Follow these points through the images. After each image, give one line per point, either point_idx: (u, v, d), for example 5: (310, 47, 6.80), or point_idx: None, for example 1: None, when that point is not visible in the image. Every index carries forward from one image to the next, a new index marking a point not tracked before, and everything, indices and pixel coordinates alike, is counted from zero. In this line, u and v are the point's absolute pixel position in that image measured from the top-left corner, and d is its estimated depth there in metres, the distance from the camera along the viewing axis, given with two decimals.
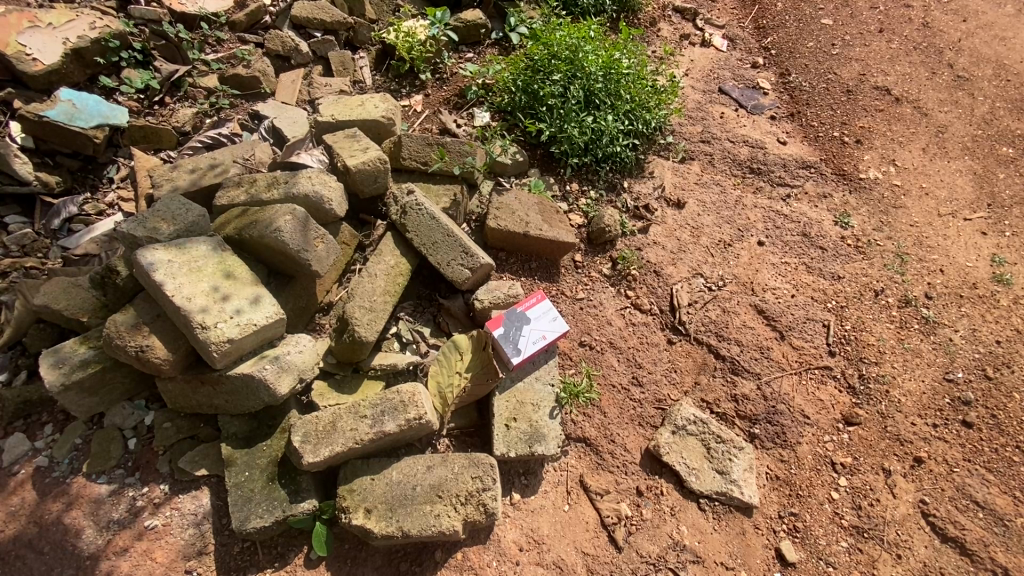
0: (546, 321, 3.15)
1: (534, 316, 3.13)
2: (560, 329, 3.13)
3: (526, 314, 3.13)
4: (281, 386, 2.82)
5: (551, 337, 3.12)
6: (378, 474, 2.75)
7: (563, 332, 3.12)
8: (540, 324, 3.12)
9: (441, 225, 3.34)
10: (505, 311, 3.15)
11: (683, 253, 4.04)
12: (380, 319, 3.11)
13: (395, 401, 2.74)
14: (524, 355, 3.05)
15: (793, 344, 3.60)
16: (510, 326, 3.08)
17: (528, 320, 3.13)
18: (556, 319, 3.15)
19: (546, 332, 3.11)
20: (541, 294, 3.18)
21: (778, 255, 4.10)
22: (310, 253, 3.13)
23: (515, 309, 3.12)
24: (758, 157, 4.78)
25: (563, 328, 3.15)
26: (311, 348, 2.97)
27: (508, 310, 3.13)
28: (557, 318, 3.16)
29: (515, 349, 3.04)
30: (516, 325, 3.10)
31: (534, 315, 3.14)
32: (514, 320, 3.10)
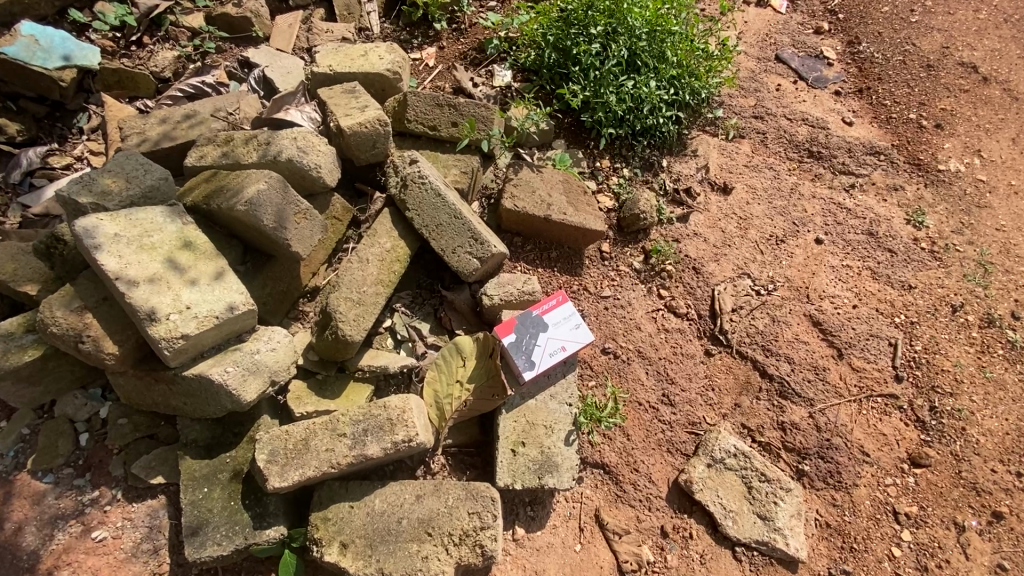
0: (566, 328, 2.59)
1: (553, 321, 2.57)
2: (584, 339, 2.58)
3: (544, 319, 2.55)
4: (251, 391, 2.35)
5: (571, 349, 2.57)
6: (358, 501, 2.32)
7: (587, 343, 2.57)
8: (560, 333, 2.55)
9: (447, 204, 2.80)
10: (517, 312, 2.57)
11: (728, 248, 3.53)
12: (369, 314, 2.61)
13: (382, 418, 2.28)
14: (540, 369, 2.50)
15: (854, 364, 3.07)
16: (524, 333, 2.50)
17: (546, 326, 2.56)
18: (579, 326, 2.59)
19: (567, 342, 2.55)
20: (563, 295, 2.61)
21: (839, 256, 3.52)
22: (289, 230, 2.64)
23: (530, 312, 2.54)
24: (820, 139, 4.17)
25: (588, 338, 2.59)
26: (285, 345, 2.49)
27: (522, 312, 2.55)
28: (580, 324, 2.60)
29: (529, 361, 2.49)
30: (532, 332, 2.53)
31: (553, 320, 2.57)
32: (529, 325, 2.53)
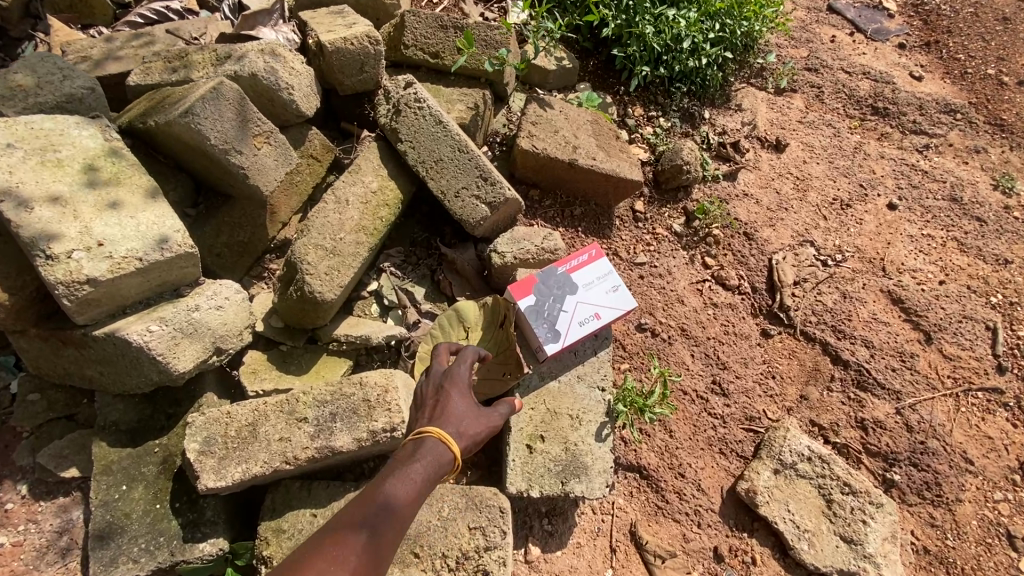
0: (601, 290, 2.00)
1: (584, 281, 1.98)
2: (624, 306, 1.98)
3: (572, 278, 1.97)
4: (183, 359, 1.78)
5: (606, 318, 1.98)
6: (323, 508, 1.75)
7: (628, 312, 1.97)
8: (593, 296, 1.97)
9: (450, 134, 2.22)
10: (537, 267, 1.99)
11: (785, 212, 2.95)
12: (346, 269, 2.02)
13: (356, 399, 1.70)
14: (567, 342, 1.93)
15: (946, 351, 2.49)
16: (546, 295, 1.93)
17: (576, 287, 1.98)
18: (618, 288, 2.00)
19: (601, 309, 1.97)
20: (598, 249, 2.01)
21: (918, 225, 2.94)
22: (244, 156, 2.02)
23: (554, 268, 1.97)
24: (885, 94, 3.57)
25: (630, 305, 1.99)
26: (234, 303, 1.93)
27: (544, 268, 1.98)
28: (620, 287, 2.01)
29: (551, 331, 1.92)
30: (557, 294, 1.95)
31: (584, 280, 1.98)
32: (554, 285, 1.96)
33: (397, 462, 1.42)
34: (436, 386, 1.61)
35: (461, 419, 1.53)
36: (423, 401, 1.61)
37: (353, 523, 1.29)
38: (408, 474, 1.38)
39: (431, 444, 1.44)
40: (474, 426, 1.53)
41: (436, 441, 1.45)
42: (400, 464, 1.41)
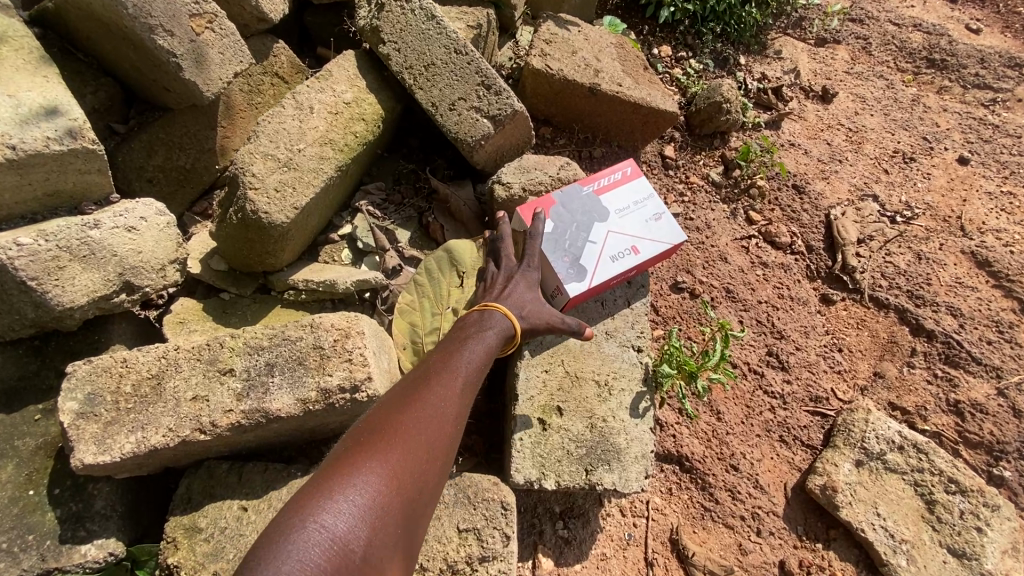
0: (639, 218, 1.55)
1: (617, 205, 1.54)
2: (670, 239, 1.53)
3: (602, 201, 1.54)
4: (70, 289, 1.30)
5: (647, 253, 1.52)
6: (256, 499, 1.26)
7: (674, 246, 1.53)
8: (629, 225, 1.52)
9: (445, 30, 1.76)
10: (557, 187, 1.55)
11: (839, 164, 2.50)
12: (306, 187, 1.55)
13: (305, 346, 1.21)
14: (594, 283, 1.47)
15: None
16: (568, 221, 1.49)
17: (606, 213, 1.54)
18: (662, 216, 1.55)
19: (640, 241, 1.52)
20: (636, 166, 1.58)
21: (995, 181, 2.50)
22: (178, 40, 1.55)
23: (578, 187, 1.53)
24: (942, 44, 3.13)
25: (677, 238, 1.55)
26: (154, 224, 1.44)
27: (566, 188, 1.53)
28: (664, 215, 1.57)
29: (574, 267, 1.46)
30: (582, 220, 1.51)
31: (618, 204, 1.54)
32: (578, 209, 1.51)
33: (468, 331, 1.21)
34: (506, 271, 1.38)
35: (528, 302, 1.32)
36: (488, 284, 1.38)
37: (438, 380, 1.08)
38: (486, 343, 1.18)
39: (502, 320, 1.24)
40: (540, 312, 1.32)
41: (507, 318, 1.25)
42: (471, 335, 1.20)
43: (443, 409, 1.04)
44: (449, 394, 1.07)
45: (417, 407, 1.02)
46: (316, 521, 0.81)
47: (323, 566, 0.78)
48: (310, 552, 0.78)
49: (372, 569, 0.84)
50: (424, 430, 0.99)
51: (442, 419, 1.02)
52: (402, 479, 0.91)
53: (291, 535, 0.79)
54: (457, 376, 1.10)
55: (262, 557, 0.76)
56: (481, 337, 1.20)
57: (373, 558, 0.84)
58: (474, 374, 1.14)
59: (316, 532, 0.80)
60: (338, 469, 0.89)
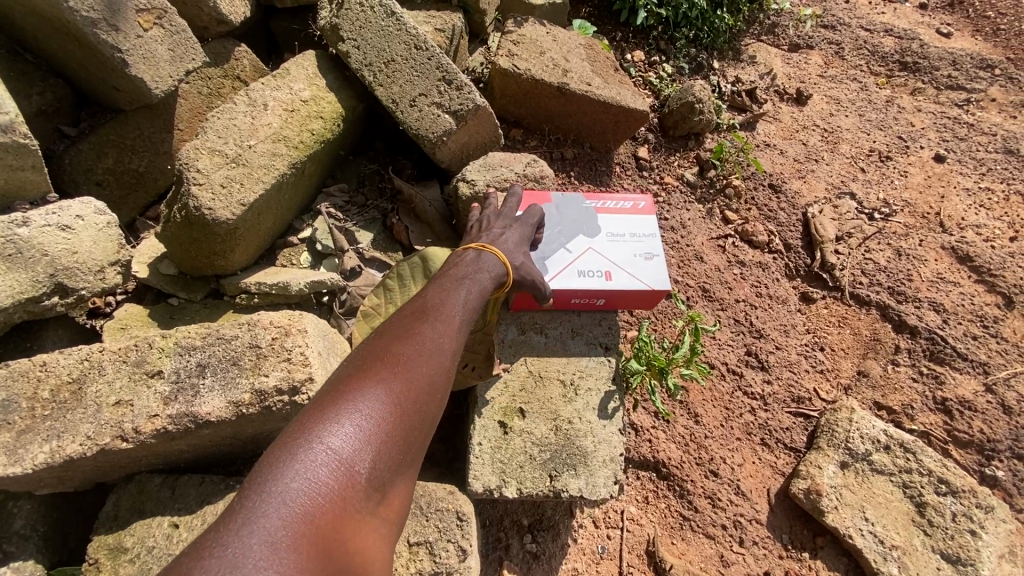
0: (629, 251, 1.45)
1: (610, 228, 1.45)
2: (653, 282, 1.40)
3: (596, 218, 1.45)
4: None
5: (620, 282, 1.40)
6: (188, 515, 1.15)
7: (653, 287, 1.39)
8: (613, 250, 1.42)
9: (403, 25, 1.72)
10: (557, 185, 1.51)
11: (815, 163, 2.47)
12: (255, 183, 1.48)
13: (239, 347, 1.13)
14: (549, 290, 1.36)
15: None
16: (553, 221, 1.43)
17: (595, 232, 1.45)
18: (654, 259, 1.43)
19: (616, 270, 1.39)
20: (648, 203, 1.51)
21: (972, 177, 2.48)
22: (123, 35, 1.50)
23: (579, 198, 1.47)
24: (914, 48, 3.14)
25: (661, 285, 1.41)
26: (91, 224, 1.37)
27: (564, 195, 1.48)
28: (658, 259, 1.45)
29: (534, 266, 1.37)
30: (568, 229, 1.43)
31: (612, 228, 1.45)
32: (569, 219, 1.44)
33: (471, 262, 1.15)
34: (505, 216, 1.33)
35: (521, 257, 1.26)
36: (483, 225, 1.30)
37: (441, 309, 1.01)
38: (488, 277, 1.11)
39: (495, 264, 1.16)
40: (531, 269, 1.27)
41: (500, 262, 1.17)
42: (469, 272, 1.12)
43: (447, 338, 0.98)
44: (454, 324, 1.01)
45: (421, 335, 0.95)
46: (322, 442, 0.75)
47: (330, 487, 0.73)
48: (316, 473, 0.72)
49: (378, 493, 0.79)
50: (428, 356, 0.92)
51: (447, 349, 0.96)
52: (410, 402, 0.85)
53: (295, 455, 0.73)
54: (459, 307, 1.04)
55: (267, 476, 0.71)
56: (479, 275, 1.12)
57: (382, 480, 0.79)
58: (477, 308, 1.08)
59: (322, 452, 0.74)
60: (339, 392, 0.83)
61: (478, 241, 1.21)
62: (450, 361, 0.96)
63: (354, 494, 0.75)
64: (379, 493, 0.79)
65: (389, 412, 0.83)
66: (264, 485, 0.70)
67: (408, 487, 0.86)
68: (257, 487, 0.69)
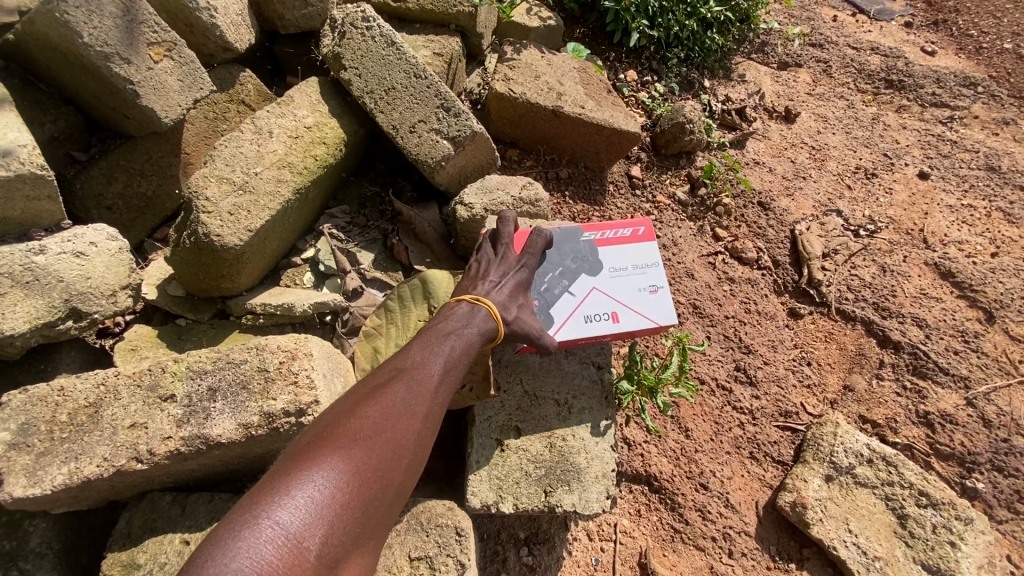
0: (632, 284, 1.52)
1: (613, 265, 1.52)
2: (658, 316, 1.49)
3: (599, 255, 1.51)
4: (9, 317, 1.28)
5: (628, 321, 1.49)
6: (199, 532, 1.21)
7: (661, 324, 1.48)
8: (618, 286, 1.49)
9: (403, 55, 1.79)
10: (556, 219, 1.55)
11: (803, 181, 2.54)
12: (261, 209, 1.54)
13: (249, 371, 1.18)
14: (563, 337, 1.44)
15: (1013, 331, 2.05)
16: (560, 264, 1.48)
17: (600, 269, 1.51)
18: (657, 291, 1.52)
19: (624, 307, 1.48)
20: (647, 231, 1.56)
21: (955, 194, 2.56)
22: (135, 67, 1.57)
23: (581, 235, 1.52)
24: (899, 66, 3.23)
25: (665, 317, 1.50)
26: (104, 251, 1.42)
27: (568, 233, 1.52)
28: (663, 291, 1.53)
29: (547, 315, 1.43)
30: (575, 269, 1.49)
31: (615, 263, 1.52)
32: (574, 259, 1.50)
33: (446, 326, 1.21)
34: (505, 260, 1.38)
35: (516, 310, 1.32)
36: (482, 268, 1.36)
37: (407, 378, 1.07)
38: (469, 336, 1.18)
39: (481, 324, 1.23)
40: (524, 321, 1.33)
41: (490, 320, 1.25)
42: (444, 336, 1.18)
43: (415, 401, 1.04)
44: (418, 392, 1.06)
45: (383, 405, 1.00)
46: (271, 517, 0.79)
47: (275, 564, 0.76)
48: (262, 550, 0.76)
49: (327, 567, 0.82)
50: (388, 427, 0.97)
51: (409, 418, 1.01)
52: (363, 476, 0.90)
53: (244, 531, 0.77)
54: (426, 374, 1.10)
55: (214, 552, 0.75)
56: (453, 339, 1.18)
57: (331, 555, 0.82)
58: (447, 374, 1.14)
59: (270, 528, 0.78)
60: (295, 466, 0.88)
61: (472, 296, 1.27)
62: (411, 430, 1.00)
63: (299, 571, 0.78)
64: (327, 567, 0.82)
65: (342, 486, 0.87)
66: (210, 562, 0.73)
67: (361, 561, 0.89)
68: (202, 564, 0.73)
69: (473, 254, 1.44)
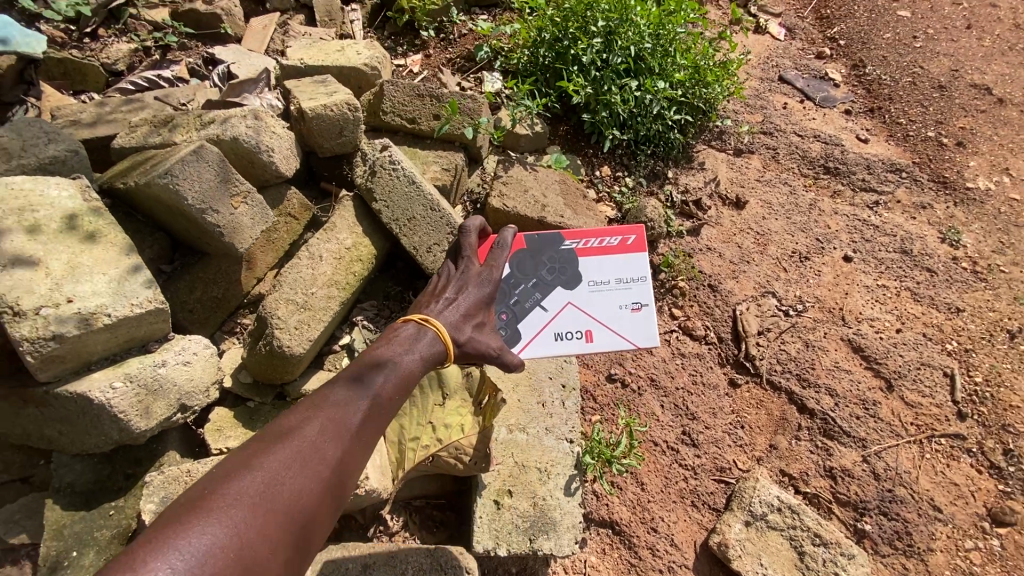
0: (600, 303, 2.08)
1: (586, 289, 2.08)
2: (615, 331, 2.05)
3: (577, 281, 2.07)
4: (144, 416, 1.78)
5: (607, 341, 2.06)
6: None
7: (631, 341, 2.03)
8: (589, 306, 2.06)
9: (422, 192, 2.33)
10: (546, 251, 2.10)
11: (747, 264, 3.06)
12: (317, 323, 2.08)
13: None
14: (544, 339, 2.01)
15: (906, 398, 2.57)
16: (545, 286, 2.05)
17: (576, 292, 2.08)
18: (618, 310, 2.07)
19: (591, 323, 2.04)
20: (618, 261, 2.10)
21: (872, 275, 3.09)
22: (222, 215, 2.11)
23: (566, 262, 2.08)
24: (836, 154, 3.79)
25: (621, 330, 2.06)
26: (202, 358, 1.93)
27: (554, 259, 2.08)
28: (624, 311, 2.08)
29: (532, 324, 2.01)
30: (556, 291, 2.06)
31: (588, 288, 2.08)
32: (557, 281, 2.07)
33: (350, 377, 1.48)
34: (459, 280, 1.83)
35: (467, 329, 1.74)
36: (443, 286, 1.81)
37: (298, 430, 1.32)
38: (395, 373, 1.50)
39: (420, 345, 1.62)
40: (476, 341, 1.76)
41: (434, 341, 1.64)
42: (346, 387, 1.45)
43: (305, 450, 1.29)
44: (307, 441, 1.30)
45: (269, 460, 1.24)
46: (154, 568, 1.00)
47: None
48: None
49: None
50: (275, 476, 1.22)
51: (294, 467, 1.25)
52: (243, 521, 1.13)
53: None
54: (317, 424, 1.34)
55: None
56: (355, 388, 1.45)
57: None
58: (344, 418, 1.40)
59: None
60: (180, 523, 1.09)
61: (420, 314, 1.69)
62: (295, 475, 1.24)
63: None
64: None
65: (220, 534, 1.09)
66: None
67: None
68: None
69: (438, 269, 1.91)
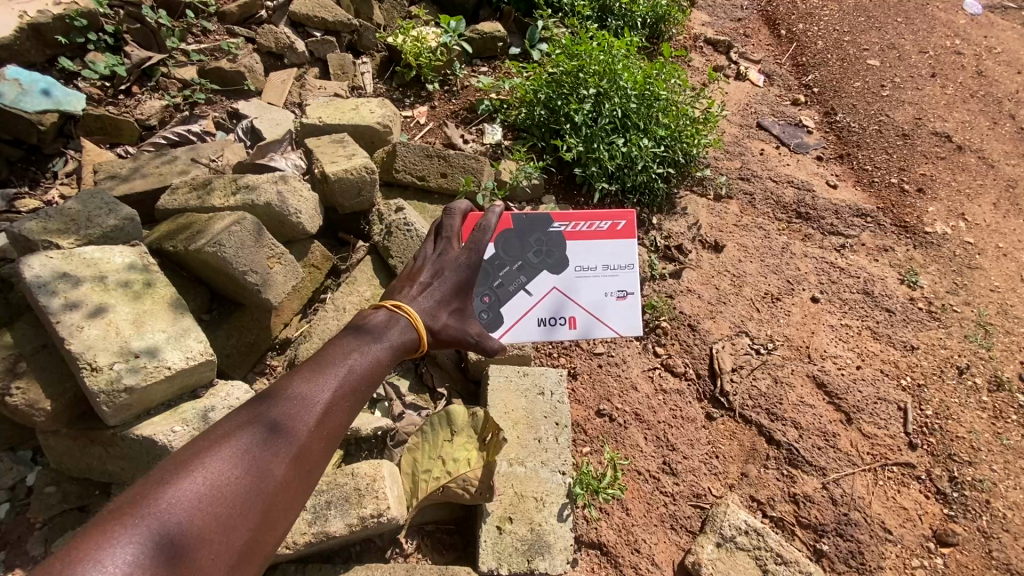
0: (582, 283, 2.64)
1: (572, 272, 2.64)
2: (595, 308, 2.62)
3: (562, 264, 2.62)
4: None
5: (585, 319, 2.64)
6: None
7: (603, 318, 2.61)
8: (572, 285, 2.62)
9: None
10: (536, 235, 2.64)
11: (724, 305, 3.38)
12: None
13: (349, 487, 2.07)
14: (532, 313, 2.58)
15: (863, 430, 2.88)
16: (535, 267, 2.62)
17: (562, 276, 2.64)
18: (598, 291, 2.65)
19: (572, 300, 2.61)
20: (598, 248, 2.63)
21: (837, 315, 3.42)
22: (261, 276, 2.45)
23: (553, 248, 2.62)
24: (807, 200, 4.14)
25: (601, 308, 2.63)
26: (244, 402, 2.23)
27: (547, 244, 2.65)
28: (605, 292, 2.65)
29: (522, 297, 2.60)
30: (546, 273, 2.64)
31: (574, 270, 2.64)
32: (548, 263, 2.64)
33: (308, 375, 1.71)
34: (432, 267, 2.18)
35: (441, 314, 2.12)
36: (421, 271, 2.17)
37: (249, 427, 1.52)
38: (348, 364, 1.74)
39: (388, 324, 1.94)
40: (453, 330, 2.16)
41: (406, 325, 1.97)
42: (304, 382, 1.67)
43: (255, 444, 1.49)
44: (254, 437, 1.50)
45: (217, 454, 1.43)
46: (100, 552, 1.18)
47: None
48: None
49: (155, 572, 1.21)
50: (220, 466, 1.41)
51: (241, 460, 1.44)
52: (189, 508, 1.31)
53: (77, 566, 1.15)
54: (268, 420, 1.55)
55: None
56: (311, 384, 1.67)
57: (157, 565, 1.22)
58: (302, 410, 1.61)
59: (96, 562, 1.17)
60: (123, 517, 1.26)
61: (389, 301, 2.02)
62: (242, 466, 1.44)
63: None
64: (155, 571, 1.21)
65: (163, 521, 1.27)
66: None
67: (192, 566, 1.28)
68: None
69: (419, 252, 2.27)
